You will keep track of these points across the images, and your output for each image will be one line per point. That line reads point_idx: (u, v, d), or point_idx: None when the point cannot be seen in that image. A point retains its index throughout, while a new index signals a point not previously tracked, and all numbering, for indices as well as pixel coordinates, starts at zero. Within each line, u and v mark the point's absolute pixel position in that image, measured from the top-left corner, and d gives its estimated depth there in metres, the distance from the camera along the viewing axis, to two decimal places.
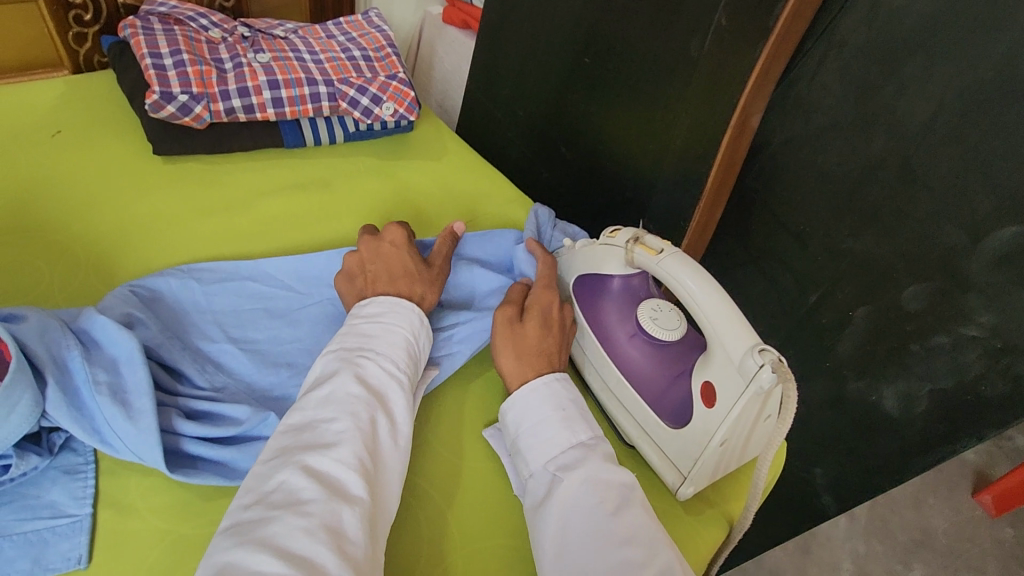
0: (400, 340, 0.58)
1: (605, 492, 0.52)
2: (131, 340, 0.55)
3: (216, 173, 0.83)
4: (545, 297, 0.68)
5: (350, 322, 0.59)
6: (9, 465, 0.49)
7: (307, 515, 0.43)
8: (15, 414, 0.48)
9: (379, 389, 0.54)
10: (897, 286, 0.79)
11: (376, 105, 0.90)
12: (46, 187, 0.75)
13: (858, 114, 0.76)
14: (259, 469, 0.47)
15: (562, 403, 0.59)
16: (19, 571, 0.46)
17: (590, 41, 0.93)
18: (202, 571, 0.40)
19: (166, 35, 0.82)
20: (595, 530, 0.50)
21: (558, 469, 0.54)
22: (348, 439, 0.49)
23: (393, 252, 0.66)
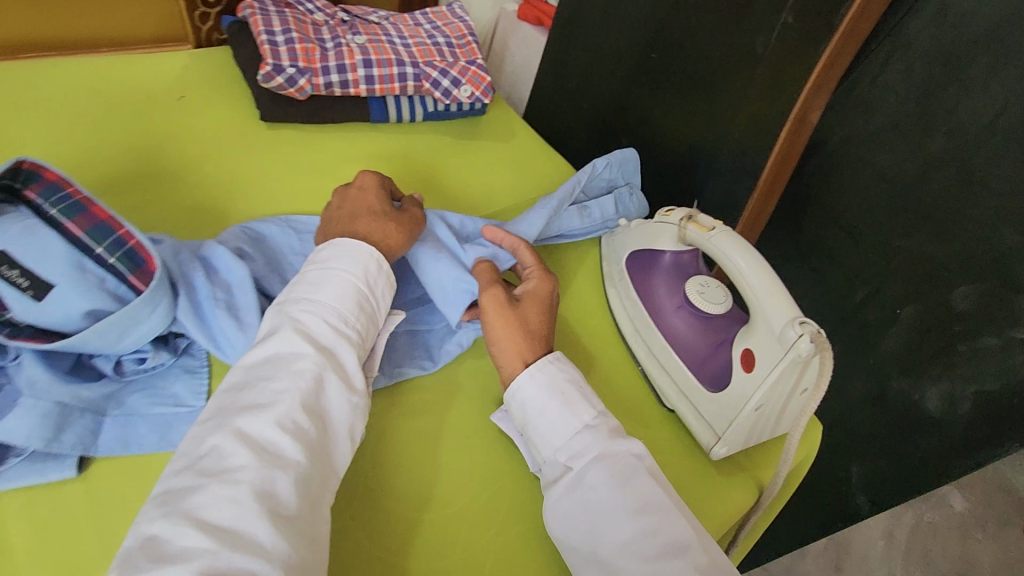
0: (349, 291, 0.60)
1: (612, 469, 0.56)
2: (243, 267, 0.65)
3: (310, 140, 0.93)
4: (542, 290, 0.70)
5: (302, 271, 0.61)
6: (144, 358, 0.60)
7: (236, 482, 0.44)
8: (156, 314, 0.58)
9: (323, 347, 0.55)
10: (947, 286, 0.81)
11: (456, 87, 0.98)
12: (171, 143, 0.86)
13: (920, 114, 0.78)
14: (192, 432, 0.48)
15: (562, 386, 0.61)
16: (149, 443, 0.57)
17: (658, 38, 0.98)
18: (126, 541, 0.41)
19: (279, 15, 0.93)
20: (611, 506, 0.54)
21: (568, 455, 0.58)
22: (284, 401, 0.50)
23: (363, 193, 0.71)
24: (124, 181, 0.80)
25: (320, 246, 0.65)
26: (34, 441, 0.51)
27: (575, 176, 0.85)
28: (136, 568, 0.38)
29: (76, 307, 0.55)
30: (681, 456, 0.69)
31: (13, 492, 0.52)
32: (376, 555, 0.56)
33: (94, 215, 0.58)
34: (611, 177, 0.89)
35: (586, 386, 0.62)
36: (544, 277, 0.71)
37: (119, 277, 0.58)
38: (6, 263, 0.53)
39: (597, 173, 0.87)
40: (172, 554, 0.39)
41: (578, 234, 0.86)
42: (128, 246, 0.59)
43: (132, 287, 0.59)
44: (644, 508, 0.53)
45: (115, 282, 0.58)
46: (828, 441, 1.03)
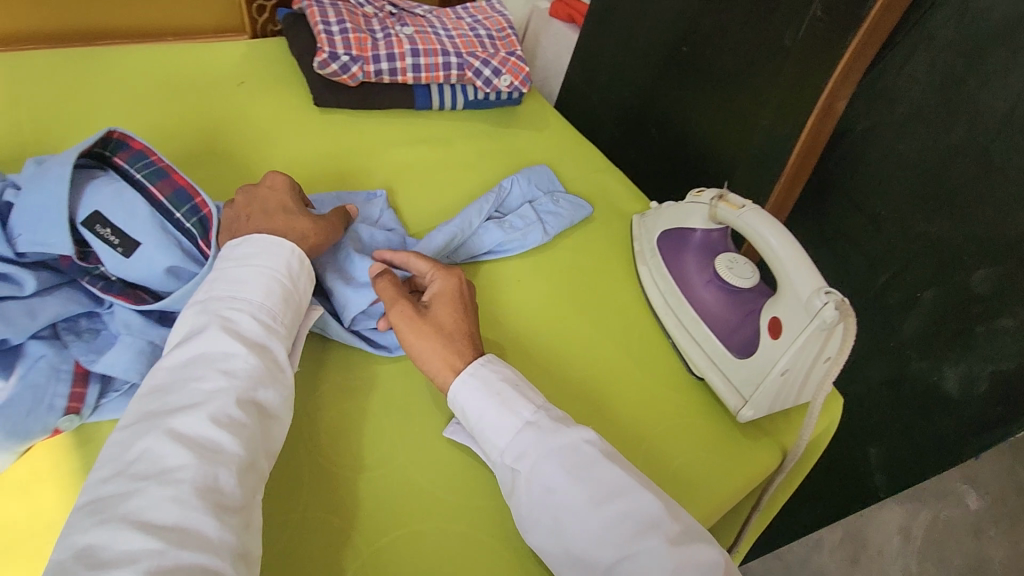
0: (274, 285, 0.60)
1: (564, 463, 0.54)
2: None
3: (359, 124, 0.99)
4: (448, 287, 0.66)
5: (219, 269, 0.60)
6: None
7: (177, 481, 0.44)
8: None
9: (254, 345, 0.55)
10: (966, 269, 0.85)
11: (496, 77, 1.04)
12: (233, 125, 0.93)
13: (941, 103, 0.82)
14: (117, 437, 0.47)
15: (495, 386, 0.59)
16: None
17: (688, 32, 1.03)
18: (60, 552, 0.40)
19: (333, 7, 1.00)
20: (568, 504, 0.53)
21: (515, 459, 0.56)
22: (217, 399, 0.50)
23: (271, 194, 0.68)
24: (193, 157, 0.87)
25: (226, 244, 0.62)
26: (132, 374, 0.57)
27: (483, 197, 0.87)
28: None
29: (159, 263, 0.60)
30: (710, 420, 0.73)
31: (114, 422, 0.58)
32: (429, 493, 0.60)
33: (174, 181, 0.65)
34: (524, 193, 0.91)
35: (520, 379, 0.61)
36: (443, 271, 0.67)
37: (194, 240, 0.64)
38: (100, 224, 0.60)
39: (507, 192, 0.91)
40: (114, 559, 0.39)
41: (506, 246, 0.84)
42: (202, 213, 0.65)
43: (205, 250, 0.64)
44: (607, 495, 0.52)
45: (189, 244, 0.64)
46: (847, 424, 1.06)
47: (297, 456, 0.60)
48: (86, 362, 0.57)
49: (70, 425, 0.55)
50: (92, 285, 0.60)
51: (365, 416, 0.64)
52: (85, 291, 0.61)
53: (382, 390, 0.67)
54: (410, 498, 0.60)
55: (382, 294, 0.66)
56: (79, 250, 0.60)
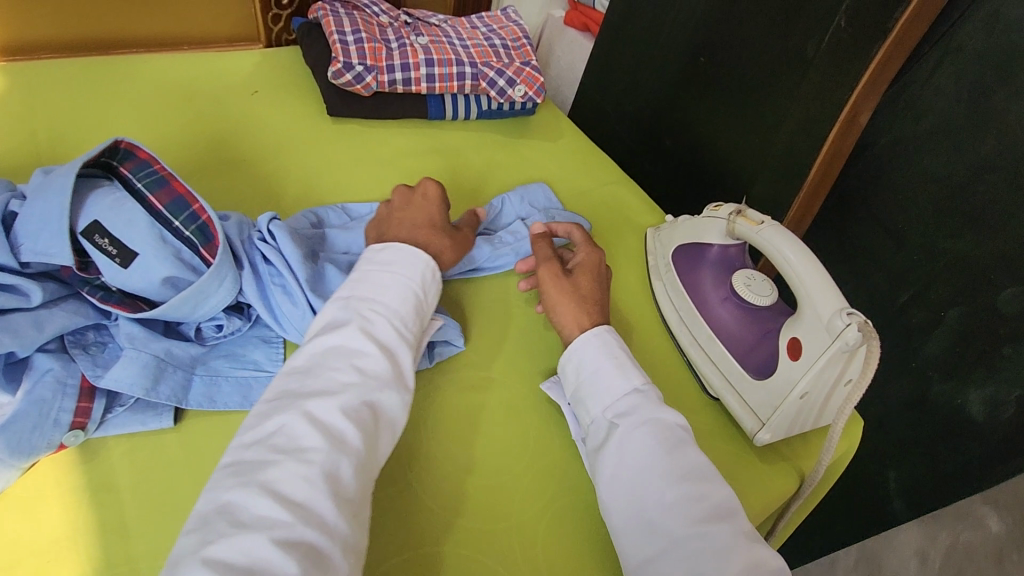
0: (407, 295, 0.64)
1: (660, 433, 0.59)
2: (293, 247, 0.67)
3: (372, 134, 0.98)
4: (592, 259, 0.77)
5: (363, 272, 0.66)
6: (221, 325, 0.65)
7: (308, 462, 0.49)
8: (224, 286, 0.63)
9: (384, 348, 0.59)
10: (993, 289, 0.82)
11: (511, 87, 1.03)
12: (246, 134, 0.93)
13: (969, 116, 0.80)
14: (261, 410, 0.52)
15: (615, 353, 0.66)
16: (233, 402, 0.62)
17: (707, 42, 1.01)
18: (208, 503, 0.46)
19: (348, 17, 1.00)
20: (655, 464, 0.57)
21: (616, 414, 0.62)
22: (349, 393, 0.54)
23: (429, 208, 0.75)
24: (206, 166, 0.86)
25: (374, 247, 0.69)
26: (136, 389, 0.57)
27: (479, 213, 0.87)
28: (220, 532, 0.43)
29: (156, 274, 0.59)
30: (725, 443, 0.71)
31: (119, 438, 0.57)
32: (435, 515, 0.59)
33: (174, 190, 0.63)
34: (518, 211, 0.90)
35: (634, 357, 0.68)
36: (593, 247, 0.79)
37: (194, 249, 0.63)
38: (98, 234, 0.59)
39: (499, 211, 0.89)
40: (252, 521, 0.44)
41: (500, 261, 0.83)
42: (201, 220, 0.63)
43: (204, 259, 0.63)
44: (690, 474, 0.56)
45: (189, 253, 0.62)
46: (865, 445, 1.03)
47: None
48: (92, 378, 0.56)
49: (75, 440, 0.55)
50: (92, 295, 0.59)
51: None
52: (90, 303, 0.60)
53: None
54: (416, 520, 0.58)
55: (537, 250, 0.77)
56: (79, 260, 0.59)
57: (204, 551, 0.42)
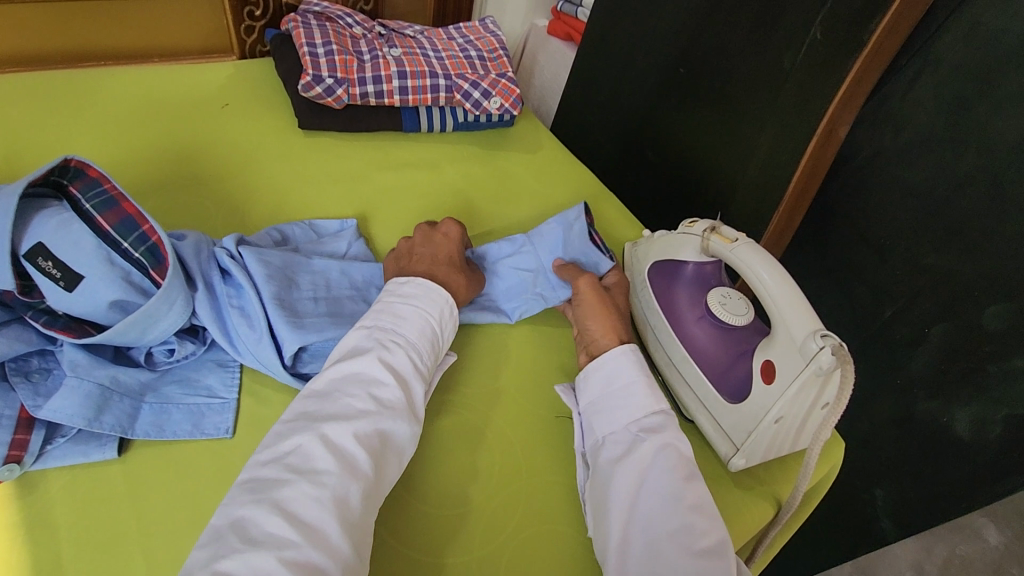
0: (427, 325, 0.63)
1: (680, 458, 0.57)
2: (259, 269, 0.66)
3: (343, 146, 0.96)
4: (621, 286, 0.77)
5: (385, 301, 0.64)
6: (173, 349, 0.62)
7: (320, 484, 0.48)
8: (175, 309, 0.60)
9: (403, 375, 0.58)
10: (977, 305, 0.79)
11: (486, 99, 1.02)
12: (211, 146, 0.91)
13: (949, 130, 0.78)
14: (279, 428, 0.52)
15: (647, 371, 0.64)
16: (183, 430, 0.59)
17: (686, 53, 0.99)
18: (220, 516, 0.45)
19: (320, 29, 0.99)
20: (670, 488, 0.54)
21: (642, 430, 0.59)
22: (364, 418, 0.53)
23: (445, 244, 0.73)
24: (170, 181, 0.84)
25: (395, 278, 0.67)
26: (77, 420, 0.54)
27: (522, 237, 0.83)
28: (231, 549, 0.43)
29: (103, 297, 0.57)
30: (698, 467, 0.69)
31: (60, 470, 0.55)
32: (393, 549, 0.56)
33: (123, 211, 0.60)
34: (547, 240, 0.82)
35: None
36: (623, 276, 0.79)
37: (144, 271, 0.60)
38: (42, 256, 0.57)
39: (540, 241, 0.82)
40: (261, 539, 0.44)
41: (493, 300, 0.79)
42: (151, 241, 0.61)
43: (154, 281, 0.60)
44: (701, 508, 0.54)
45: (139, 275, 0.60)
46: (853, 462, 1.01)
47: None
48: (30, 408, 0.54)
49: (11, 474, 0.52)
50: (35, 320, 0.57)
51: None
52: (34, 328, 0.58)
53: None
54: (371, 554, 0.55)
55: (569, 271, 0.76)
56: (22, 284, 0.57)
57: (214, 566, 0.42)
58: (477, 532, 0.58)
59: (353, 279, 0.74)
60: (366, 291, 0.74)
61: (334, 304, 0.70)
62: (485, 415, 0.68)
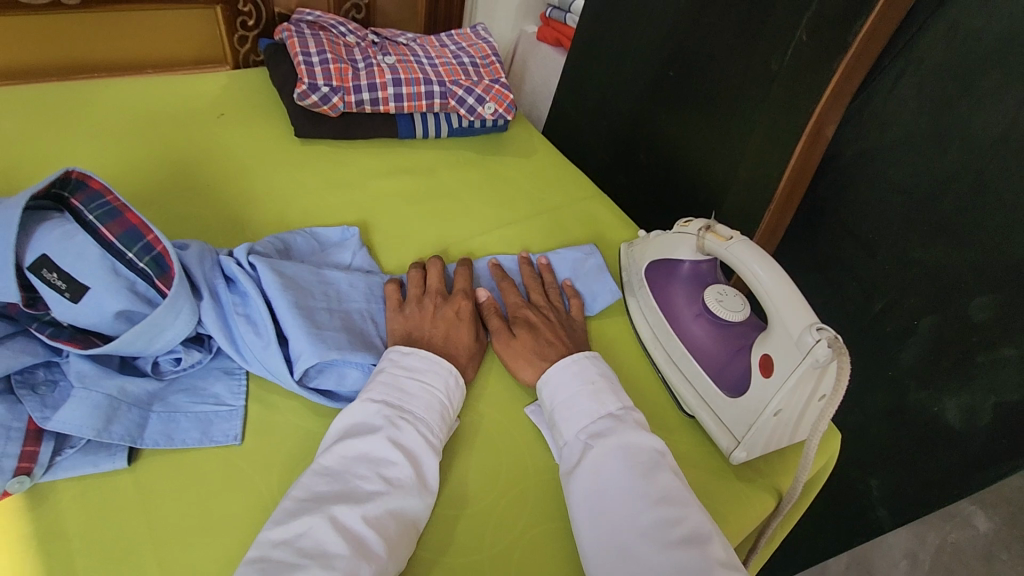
0: (436, 400, 0.62)
1: (635, 456, 0.58)
2: (270, 278, 0.66)
3: (340, 154, 0.97)
4: (518, 305, 0.76)
5: (390, 374, 0.63)
6: (179, 358, 0.63)
7: (331, 568, 0.48)
8: (181, 318, 0.60)
9: (413, 451, 0.58)
10: (964, 297, 0.82)
11: (480, 104, 1.03)
12: (208, 155, 0.91)
13: (932, 127, 0.80)
14: (290, 507, 0.52)
15: (590, 378, 0.65)
16: (191, 438, 0.59)
17: (675, 57, 1.01)
18: None
19: (314, 38, 0.99)
20: (630, 488, 0.56)
21: (591, 434, 0.61)
22: (374, 499, 0.53)
23: (454, 324, 0.71)
24: (168, 190, 0.84)
25: (398, 349, 0.65)
26: (86, 430, 0.54)
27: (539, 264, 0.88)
28: None
29: (108, 307, 0.57)
30: (700, 462, 0.70)
31: (70, 481, 0.55)
32: None
33: (127, 221, 0.60)
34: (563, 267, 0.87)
35: (615, 382, 0.67)
36: (512, 293, 0.78)
37: (149, 281, 0.61)
38: (47, 268, 0.57)
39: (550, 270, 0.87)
40: None
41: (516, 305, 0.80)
42: (156, 251, 0.61)
43: (160, 291, 0.61)
44: (667, 497, 0.55)
45: (144, 285, 0.60)
46: (848, 453, 1.03)
47: (265, 516, 0.56)
48: (39, 420, 0.54)
49: (21, 486, 0.52)
50: (40, 332, 0.57)
51: None
52: (40, 340, 0.58)
53: None
54: None
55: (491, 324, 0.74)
56: (27, 296, 0.57)
57: None
58: (486, 533, 0.59)
59: (363, 288, 0.74)
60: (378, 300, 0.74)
61: (344, 312, 0.70)
62: (490, 416, 0.68)
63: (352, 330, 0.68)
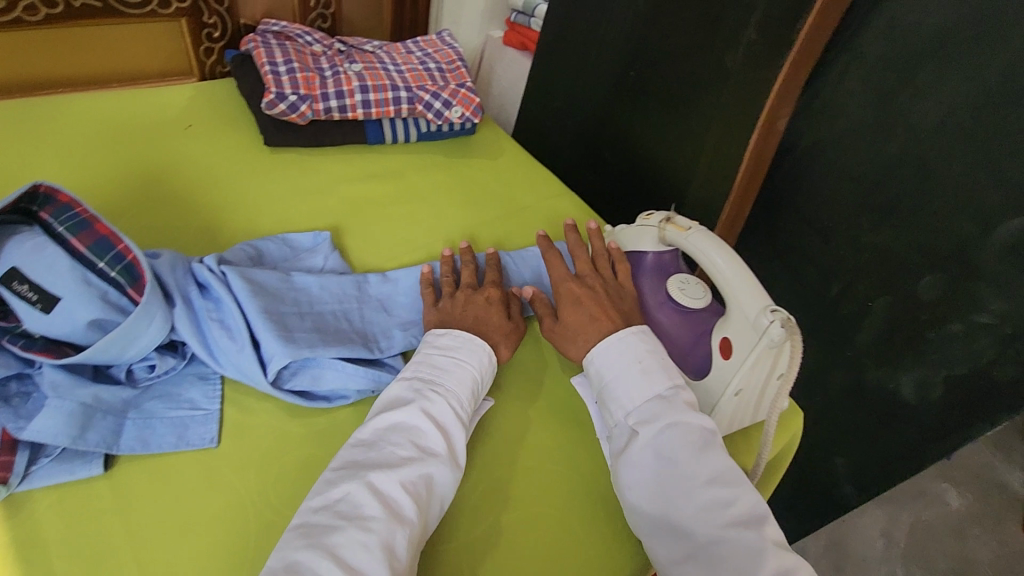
0: (467, 377, 0.64)
1: (688, 438, 0.58)
2: (242, 284, 0.68)
3: (310, 161, 0.99)
4: (567, 280, 0.75)
5: (423, 353, 0.66)
6: (152, 365, 0.63)
7: (368, 530, 0.49)
8: (153, 325, 0.61)
9: (444, 424, 0.60)
10: (913, 278, 0.86)
11: (447, 108, 1.05)
12: (177, 166, 0.92)
13: (876, 117, 0.84)
14: (328, 475, 0.54)
15: (639, 356, 0.65)
16: (167, 443, 0.60)
17: (635, 57, 1.05)
18: (276, 559, 0.47)
19: (280, 48, 1.01)
20: (681, 470, 0.56)
21: (638, 419, 0.61)
22: (408, 465, 0.55)
23: (488, 309, 0.72)
24: (138, 202, 0.85)
25: (432, 331, 0.69)
26: (61, 438, 0.55)
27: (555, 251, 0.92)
28: None
29: (81, 316, 0.58)
30: None
31: (45, 489, 0.55)
32: None
33: (97, 232, 0.62)
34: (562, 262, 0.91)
35: (665, 359, 0.66)
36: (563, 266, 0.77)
37: (121, 289, 0.62)
38: (17, 280, 0.57)
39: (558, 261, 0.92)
40: None
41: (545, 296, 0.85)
42: (127, 260, 0.62)
43: (132, 299, 0.62)
44: (718, 478, 0.55)
45: (116, 294, 0.61)
46: (815, 434, 1.07)
47: (244, 514, 0.57)
48: (13, 430, 0.55)
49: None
50: (11, 344, 0.57)
51: (316, 463, 0.62)
52: (11, 352, 0.58)
53: (331, 434, 0.65)
54: None
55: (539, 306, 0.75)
56: None
57: None
58: (463, 520, 0.60)
59: (336, 290, 0.76)
60: (352, 302, 0.75)
61: (317, 315, 0.72)
62: None
63: (326, 333, 0.70)
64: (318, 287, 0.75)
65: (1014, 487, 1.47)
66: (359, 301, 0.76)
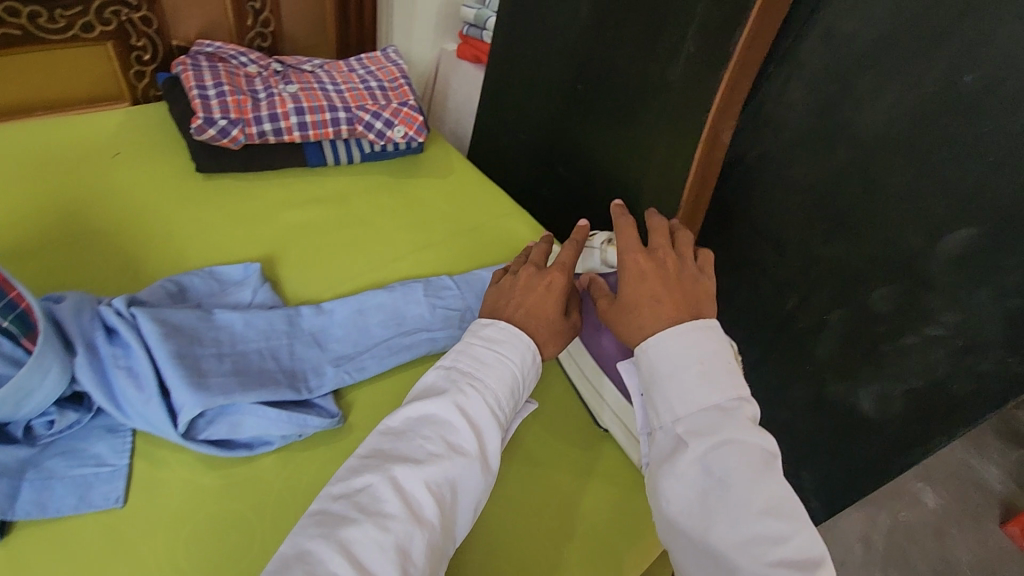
0: (508, 372, 0.59)
1: (747, 457, 0.50)
2: (150, 326, 0.63)
3: (245, 187, 0.95)
4: (638, 257, 0.64)
5: (466, 342, 0.62)
6: (52, 421, 0.59)
7: (385, 528, 0.46)
8: (49, 378, 0.57)
9: (478, 423, 0.55)
10: (866, 290, 0.85)
11: (389, 128, 1.02)
12: (101, 197, 0.87)
13: (819, 128, 0.83)
14: (353, 463, 0.52)
15: (702, 354, 0.57)
16: (67, 505, 0.56)
17: (581, 69, 1.03)
18: (288, 545, 0.46)
19: (210, 71, 0.97)
20: (734, 492, 0.48)
21: (690, 428, 0.54)
22: (435, 462, 0.51)
23: (545, 298, 0.66)
24: (57, 238, 0.80)
25: (479, 321, 0.65)
26: None
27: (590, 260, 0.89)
28: None
29: None
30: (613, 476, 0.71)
31: None
32: None
33: None
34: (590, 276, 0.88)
35: (730, 363, 0.57)
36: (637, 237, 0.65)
37: (12, 340, 0.56)
38: None
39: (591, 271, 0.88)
40: None
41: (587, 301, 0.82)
42: (21, 308, 0.57)
43: (25, 350, 0.57)
44: (775, 509, 0.48)
45: (8, 345, 0.56)
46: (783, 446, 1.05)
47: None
48: None
49: None
50: None
51: (233, 519, 0.58)
52: None
53: (251, 485, 0.61)
54: None
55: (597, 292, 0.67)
56: None
57: None
58: None
59: (261, 326, 0.71)
60: (278, 338, 0.71)
61: (237, 355, 0.68)
62: None
63: (246, 376, 0.66)
64: (242, 323, 0.70)
65: (991, 484, 1.47)
66: (288, 335, 0.72)
